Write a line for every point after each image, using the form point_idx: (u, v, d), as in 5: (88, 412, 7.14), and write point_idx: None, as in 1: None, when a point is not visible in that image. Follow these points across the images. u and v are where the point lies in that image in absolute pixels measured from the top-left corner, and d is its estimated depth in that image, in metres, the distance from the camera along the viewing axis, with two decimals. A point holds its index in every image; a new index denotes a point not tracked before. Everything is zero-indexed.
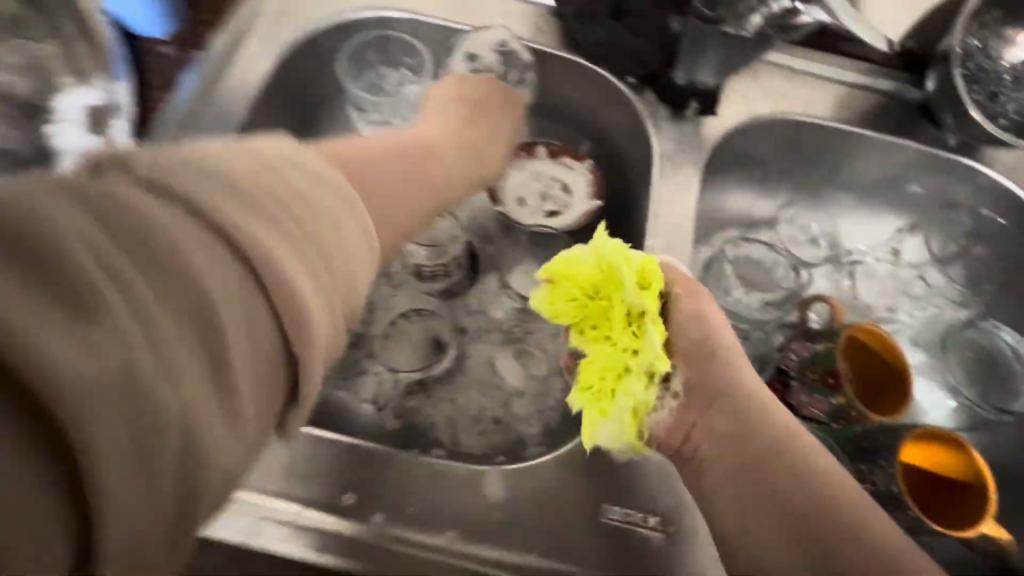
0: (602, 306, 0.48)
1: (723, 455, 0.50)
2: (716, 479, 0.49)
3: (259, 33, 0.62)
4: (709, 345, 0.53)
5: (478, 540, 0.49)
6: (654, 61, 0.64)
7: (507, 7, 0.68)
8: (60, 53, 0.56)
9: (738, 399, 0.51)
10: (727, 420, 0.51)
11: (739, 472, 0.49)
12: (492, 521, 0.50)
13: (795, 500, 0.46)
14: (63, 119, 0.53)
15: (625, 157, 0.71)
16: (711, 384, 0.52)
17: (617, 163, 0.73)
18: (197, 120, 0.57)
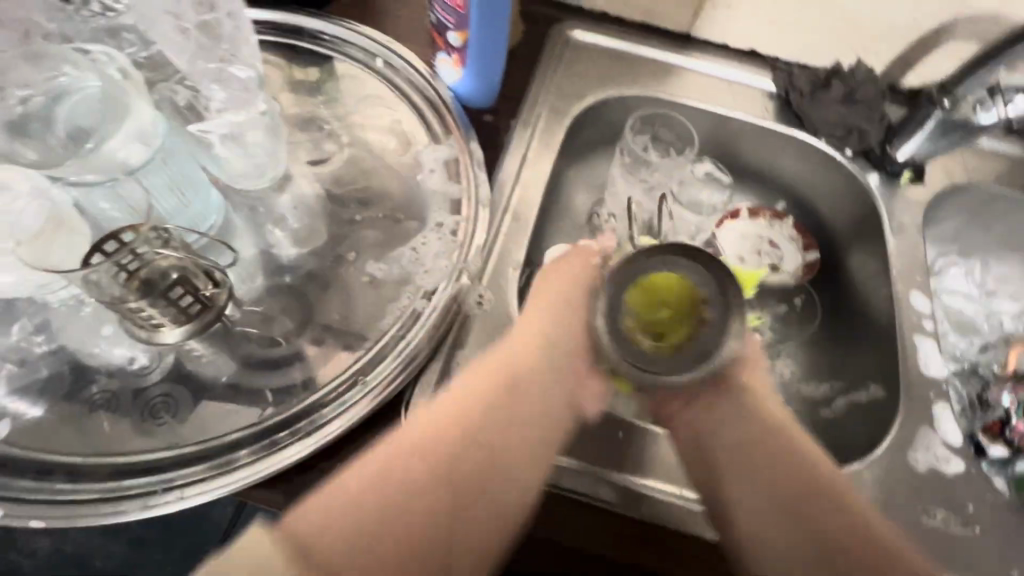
0: None
1: (744, 475, 0.51)
2: (757, 491, 0.51)
3: (550, 108, 0.76)
4: (749, 362, 0.54)
5: None
6: (875, 139, 0.76)
7: (736, 91, 0.82)
8: (414, 120, 0.70)
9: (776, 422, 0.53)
10: (768, 450, 0.52)
11: (760, 496, 0.50)
12: None
13: (833, 524, 0.48)
14: (428, 171, 0.66)
15: (830, 216, 0.82)
16: (754, 394, 0.54)
17: (819, 220, 0.84)
18: (519, 171, 0.69)
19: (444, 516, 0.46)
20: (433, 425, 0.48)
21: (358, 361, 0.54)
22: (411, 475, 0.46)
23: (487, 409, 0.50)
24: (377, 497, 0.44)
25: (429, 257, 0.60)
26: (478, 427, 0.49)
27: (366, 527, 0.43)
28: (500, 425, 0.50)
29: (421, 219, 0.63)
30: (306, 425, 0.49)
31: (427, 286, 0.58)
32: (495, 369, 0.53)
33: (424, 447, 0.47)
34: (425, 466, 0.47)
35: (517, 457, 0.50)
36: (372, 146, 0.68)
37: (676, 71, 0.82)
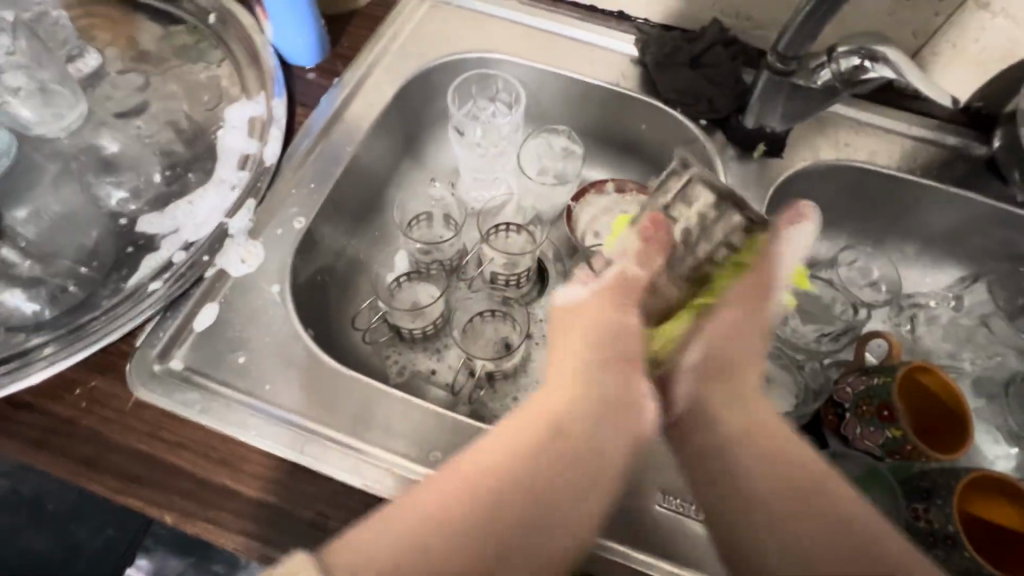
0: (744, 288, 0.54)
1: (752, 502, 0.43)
2: (771, 495, 0.42)
3: (384, 66, 0.74)
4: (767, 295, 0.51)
5: None
6: (724, 106, 0.71)
7: (594, 54, 0.77)
8: (232, 77, 0.70)
9: (775, 444, 0.44)
10: (776, 460, 0.43)
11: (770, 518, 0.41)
12: None
13: (819, 519, 0.40)
14: (231, 127, 0.66)
15: None
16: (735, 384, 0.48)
17: None
18: (328, 131, 0.67)
19: (542, 529, 0.40)
20: (526, 440, 0.42)
21: (108, 305, 0.55)
22: (474, 487, 0.40)
23: (569, 427, 0.43)
24: (480, 514, 0.39)
25: (203, 212, 0.60)
26: (553, 448, 0.42)
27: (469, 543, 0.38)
28: (564, 451, 0.43)
29: (212, 175, 0.63)
30: (45, 356, 0.51)
31: (191, 238, 0.58)
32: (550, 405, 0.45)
33: (505, 457, 0.42)
34: (512, 479, 0.41)
35: (605, 450, 0.44)
36: (186, 101, 0.68)
37: (533, 32, 0.78)
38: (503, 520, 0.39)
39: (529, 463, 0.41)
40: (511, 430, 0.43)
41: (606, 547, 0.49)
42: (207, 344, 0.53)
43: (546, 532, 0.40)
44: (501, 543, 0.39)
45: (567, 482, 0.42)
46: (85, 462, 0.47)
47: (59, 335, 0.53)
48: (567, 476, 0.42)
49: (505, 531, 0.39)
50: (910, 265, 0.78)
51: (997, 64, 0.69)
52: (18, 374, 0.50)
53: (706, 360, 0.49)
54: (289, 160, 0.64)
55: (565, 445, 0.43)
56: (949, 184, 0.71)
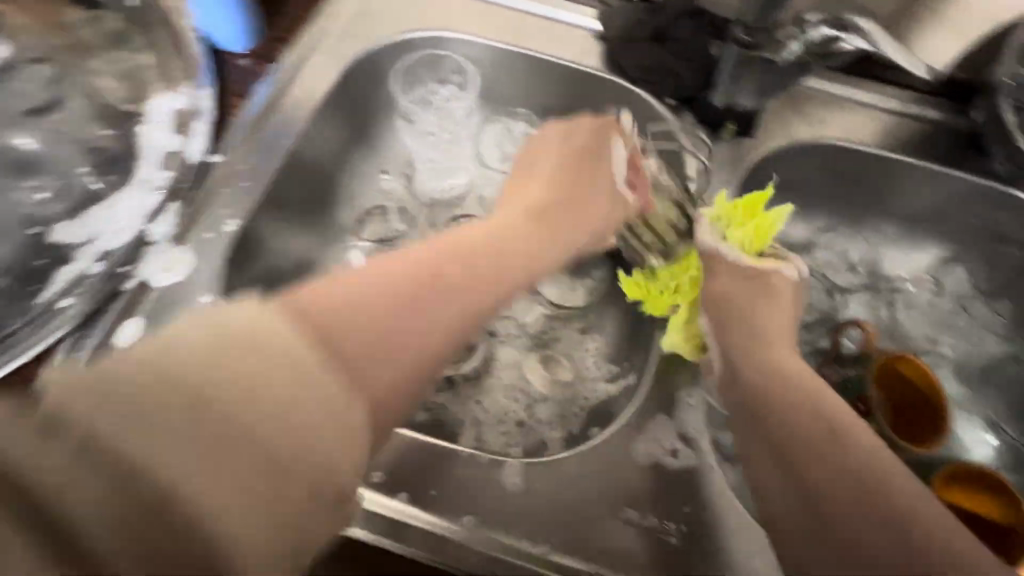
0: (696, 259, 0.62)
1: (778, 464, 0.45)
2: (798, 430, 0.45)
3: (325, 49, 0.68)
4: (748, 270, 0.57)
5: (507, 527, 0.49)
6: (692, 83, 0.66)
7: (553, 30, 0.72)
8: (156, 65, 0.64)
9: (793, 383, 0.49)
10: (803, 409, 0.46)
11: (779, 449, 0.45)
12: (516, 508, 0.50)
13: (849, 458, 0.42)
14: (154, 122, 0.60)
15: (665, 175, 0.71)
16: (749, 329, 0.54)
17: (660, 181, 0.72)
18: (263, 123, 0.62)
19: (436, 315, 0.45)
20: (428, 272, 0.46)
21: (21, 323, 0.50)
22: (376, 288, 0.42)
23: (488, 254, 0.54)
24: (379, 304, 0.41)
25: (122, 218, 0.54)
26: (455, 256, 0.50)
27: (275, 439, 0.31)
28: (464, 268, 0.50)
29: (133, 175, 0.57)
30: None
31: (108, 248, 0.52)
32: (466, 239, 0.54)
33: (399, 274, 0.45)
34: (403, 283, 0.44)
35: (505, 266, 0.54)
36: (107, 94, 0.62)
37: (487, 8, 0.72)
38: (402, 290, 0.44)
39: (422, 278, 0.46)
40: (420, 249, 0.49)
41: (560, 564, 0.48)
42: None
43: (439, 302, 0.45)
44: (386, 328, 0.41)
45: (477, 300, 0.49)
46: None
47: None
48: (465, 275, 0.49)
49: (400, 301, 0.43)
50: (889, 246, 0.73)
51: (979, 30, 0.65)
52: None
53: (712, 304, 0.57)
54: (219, 157, 0.59)
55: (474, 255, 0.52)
56: (929, 161, 0.67)
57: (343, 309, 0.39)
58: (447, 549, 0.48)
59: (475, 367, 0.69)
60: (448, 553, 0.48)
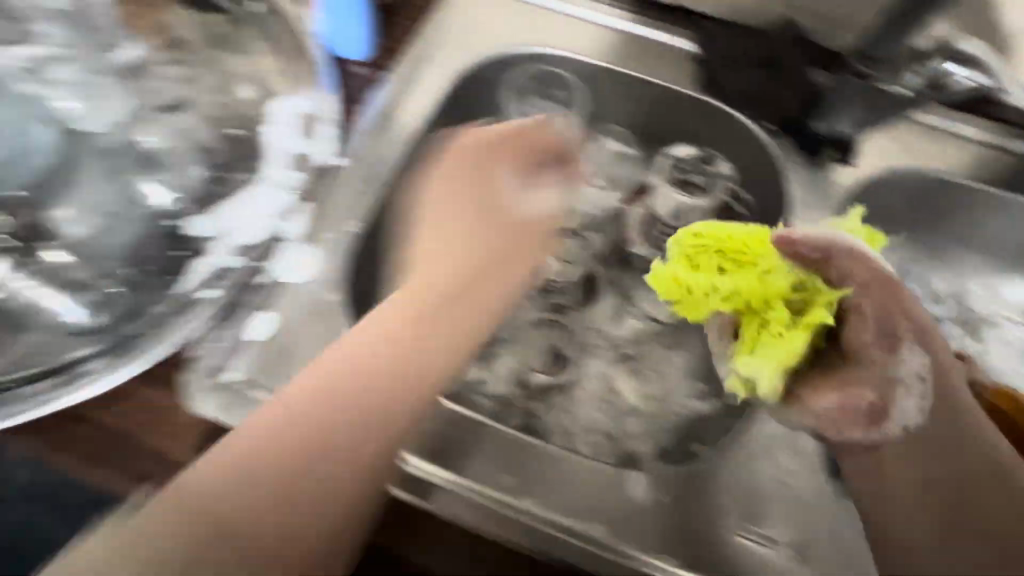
0: (751, 255, 0.50)
1: (923, 498, 0.47)
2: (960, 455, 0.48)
3: (435, 61, 0.70)
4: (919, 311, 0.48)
5: (639, 533, 0.56)
6: (794, 110, 0.67)
7: (653, 51, 0.73)
8: (276, 70, 0.66)
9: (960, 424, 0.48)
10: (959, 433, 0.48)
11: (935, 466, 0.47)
12: (643, 512, 0.57)
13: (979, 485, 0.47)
14: (276, 124, 0.62)
15: (765, 198, 0.70)
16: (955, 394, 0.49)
17: (767, 205, 0.70)
18: (380, 130, 0.64)
19: (444, 331, 0.51)
20: (424, 273, 0.55)
21: (156, 315, 0.52)
22: (376, 330, 0.49)
23: (469, 257, 0.58)
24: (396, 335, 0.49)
25: (252, 214, 0.57)
26: (452, 266, 0.57)
27: (277, 468, 0.42)
28: (460, 284, 0.55)
29: (260, 175, 0.59)
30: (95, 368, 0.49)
31: (242, 242, 0.55)
32: (455, 244, 0.59)
33: (406, 294, 0.53)
34: (411, 303, 0.52)
35: (486, 267, 0.58)
36: (228, 94, 0.64)
37: (587, 26, 0.73)
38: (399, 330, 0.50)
39: (438, 287, 0.54)
40: (423, 278, 0.55)
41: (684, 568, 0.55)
42: (263, 356, 0.51)
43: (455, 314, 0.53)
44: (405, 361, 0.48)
45: (468, 322, 0.54)
46: (150, 455, 0.50)
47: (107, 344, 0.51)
48: (470, 279, 0.56)
49: (405, 360, 0.48)
50: (978, 278, 0.74)
51: None
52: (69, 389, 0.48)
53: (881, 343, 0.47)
54: (341, 161, 0.61)
55: (437, 260, 0.57)
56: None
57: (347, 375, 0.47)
58: (586, 552, 0.55)
59: (565, 377, 0.70)
60: (586, 555, 0.55)
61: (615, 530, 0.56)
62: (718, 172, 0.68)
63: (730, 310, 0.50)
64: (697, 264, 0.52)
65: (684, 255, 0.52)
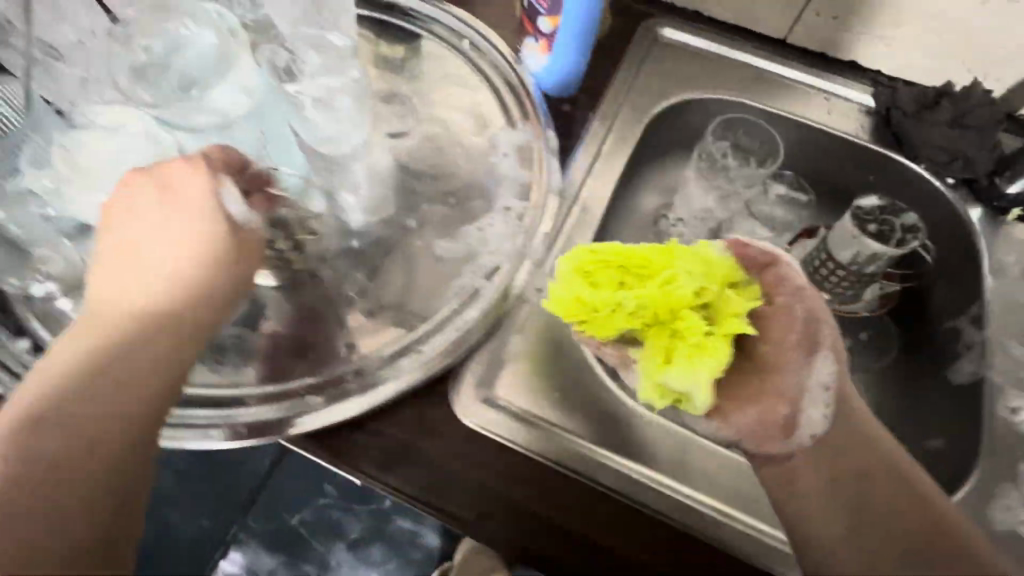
0: (649, 266, 0.50)
1: (838, 525, 0.49)
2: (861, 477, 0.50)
3: (631, 103, 0.75)
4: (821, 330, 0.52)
5: None
6: (982, 169, 0.70)
7: (830, 103, 0.78)
8: (494, 105, 0.71)
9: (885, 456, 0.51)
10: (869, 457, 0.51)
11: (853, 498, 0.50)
12: None
13: (899, 490, 0.50)
14: (501, 155, 0.67)
15: (942, 249, 0.73)
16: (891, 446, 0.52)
17: (947, 257, 0.72)
18: (592, 165, 0.68)
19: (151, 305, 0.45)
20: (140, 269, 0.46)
21: (420, 332, 0.55)
22: (116, 310, 0.45)
23: (137, 243, 0.47)
24: (117, 333, 0.43)
25: (495, 239, 0.61)
26: (145, 242, 0.47)
27: (69, 429, 0.40)
28: (134, 278, 0.45)
29: (492, 202, 0.64)
30: (378, 377, 0.53)
31: (490, 264, 0.59)
32: (144, 221, 0.47)
33: (133, 282, 0.46)
34: (115, 315, 0.44)
35: (152, 245, 0.47)
36: (451, 125, 0.70)
37: (768, 78, 0.79)
38: (116, 328, 0.44)
39: (129, 274, 0.46)
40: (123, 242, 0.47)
41: None
42: (519, 378, 0.55)
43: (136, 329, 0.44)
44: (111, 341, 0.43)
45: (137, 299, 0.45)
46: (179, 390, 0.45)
47: (378, 356, 0.54)
48: (134, 286, 0.45)
49: (126, 339, 0.43)
50: None
51: None
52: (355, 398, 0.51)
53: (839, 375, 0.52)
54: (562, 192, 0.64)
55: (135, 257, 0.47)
56: None
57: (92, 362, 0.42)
58: None
59: None
60: None
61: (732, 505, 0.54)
62: (901, 225, 0.71)
63: (638, 327, 0.48)
64: (596, 281, 0.50)
65: (582, 265, 0.51)
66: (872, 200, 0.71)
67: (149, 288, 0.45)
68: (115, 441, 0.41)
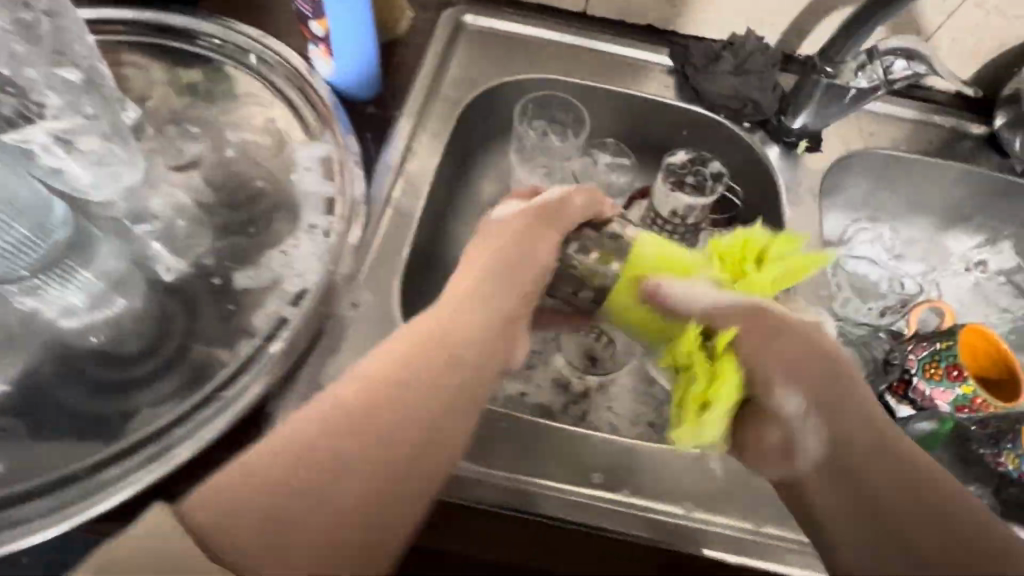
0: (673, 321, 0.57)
1: (858, 517, 0.41)
2: (863, 447, 0.43)
3: (440, 95, 0.74)
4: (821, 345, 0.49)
5: (729, 511, 0.54)
6: (768, 109, 0.76)
7: (635, 68, 0.80)
8: (290, 118, 0.67)
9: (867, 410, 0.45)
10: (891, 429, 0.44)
11: (846, 455, 0.43)
12: (722, 488, 0.54)
13: (909, 471, 0.42)
14: (303, 170, 0.63)
15: (750, 189, 0.79)
16: (845, 389, 0.46)
17: (762, 198, 0.78)
18: (405, 166, 0.66)
19: (434, 398, 0.44)
20: (402, 354, 0.45)
21: (219, 380, 0.50)
22: (294, 440, 0.39)
23: (417, 356, 0.45)
24: (396, 396, 0.42)
25: (300, 262, 0.57)
26: (418, 370, 0.44)
27: (288, 504, 0.37)
28: (395, 376, 0.43)
29: (296, 221, 0.59)
30: (177, 438, 0.47)
31: (296, 289, 0.55)
32: (445, 317, 0.49)
33: (382, 373, 0.44)
34: (391, 384, 0.43)
35: (448, 320, 0.49)
36: (244, 147, 0.64)
37: (573, 51, 0.80)
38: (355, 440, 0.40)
39: (429, 355, 0.46)
40: (382, 360, 0.45)
41: (777, 534, 0.53)
42: None
43: (407, 405, 0.42)
44: (303, 456, 0.39)
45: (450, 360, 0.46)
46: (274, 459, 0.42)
47: (175, 416, 0.48)
48: (455, 342, 0.47)
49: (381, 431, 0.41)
50: (929, 236, 0.86)
51: (989, 55, 0.78)
52: (145, 471, 0.45)
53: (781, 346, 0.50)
54: (374, 200, 0.62)
55: (438, 331, 0.47)
56: (957, 161, 0.80)
57: (314, 452, 0.39)
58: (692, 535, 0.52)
59: (603, 378, 0.74)
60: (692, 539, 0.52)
61: (704, 509, 0.54)
62: (709, 172, 0.75)
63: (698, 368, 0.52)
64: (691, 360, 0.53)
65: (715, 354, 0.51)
66: (678, 156, 0.75)
67: (428, 376, 0.44)
68: (399, 493, 0.40)
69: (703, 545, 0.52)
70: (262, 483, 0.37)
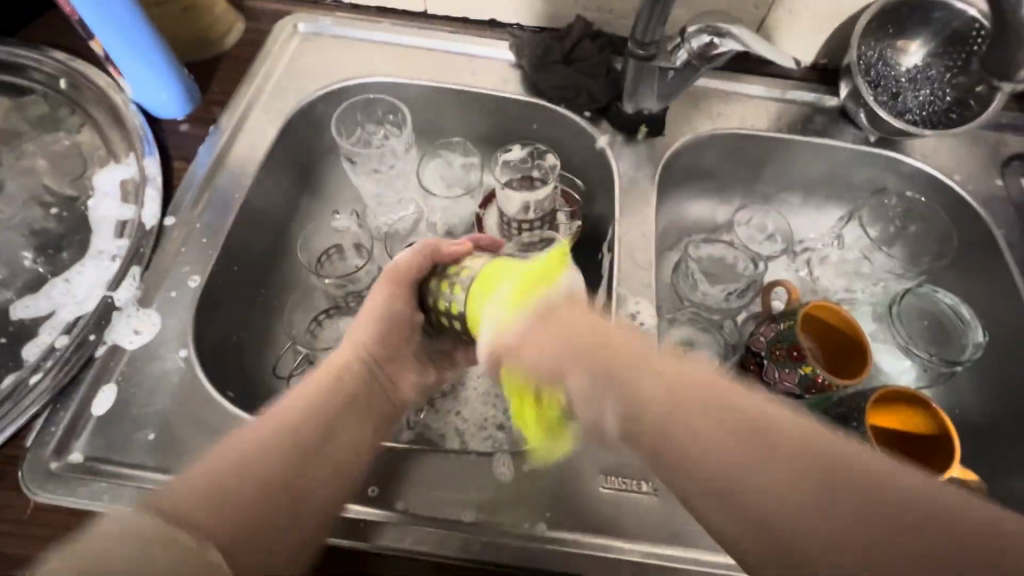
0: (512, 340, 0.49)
1: (781, 477, 0.32)
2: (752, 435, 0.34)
3: (263, 106, 0.71)
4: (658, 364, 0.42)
5: (503, 515, 0.50)
6: (603, 96, 0.74)
7: (475, 64, 0.78)
8: (96, 143, 0.66)
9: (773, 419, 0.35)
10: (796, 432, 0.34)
11: (734, 429, 0.35)
12: (503, 496, 0.51)
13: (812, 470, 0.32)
14: (103, 195, 0.63)
15: (597, 179, 0.78)
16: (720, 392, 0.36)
17: (606, 188, 0.76)
18: (211, 182, 0.64)
19: (347, 434, 0.47)
20: (317, 386, 0.47)
21: None
22: (235, 448, 0.41)
23: (340, 382, 0.48)
24: (316, 418, 0.45)
25: (83, 290, 0.57)
26: (331, 390, 0.47)
27: (260, 495, 0.39)
28: (323, 401, 0.46)
29: (89, 249, 0.60)
30: None
31: (69, 319, 0.56)
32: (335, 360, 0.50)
33: (304, 398, 0.46)
34: (311, 408, 0.45)
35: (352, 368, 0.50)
36: (48, 176, 0.65)
37: (411, 51, 0.78)
38: (287, 442, 0.42)
39: (345, 386, 0.48)
40: (306, 389, 0.47)
41: (559, 537, 0.49)
42: (109, 429, 0.50)
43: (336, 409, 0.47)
44: (272, 451, 0.41)
45: (354, 401, 0.48)
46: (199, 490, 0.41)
47: None
48: (359, 397, 0.49)
49: (315, 442, 0.44)
50: (796, 214, 0.85)
51: (831, 23, 0.75)
52: None
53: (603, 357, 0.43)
54: (171, 220, 0.60)
55: (339, 375, 0.49)
56: (812, 135, 0.77)
57: (263, 464, 0.40)
58: (456, 541, 0.49)
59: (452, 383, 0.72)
60: (456, 546, 0.49)
61: (473, 509, 0.51)
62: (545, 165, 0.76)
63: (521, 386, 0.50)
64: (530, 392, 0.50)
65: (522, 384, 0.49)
66: (515, 151, 0.76)
67: (339, 403, 0.47)
68: (314, 470, 0.43)
69: (466, 547, 0.49)
70: (192, 490, 0.37)
